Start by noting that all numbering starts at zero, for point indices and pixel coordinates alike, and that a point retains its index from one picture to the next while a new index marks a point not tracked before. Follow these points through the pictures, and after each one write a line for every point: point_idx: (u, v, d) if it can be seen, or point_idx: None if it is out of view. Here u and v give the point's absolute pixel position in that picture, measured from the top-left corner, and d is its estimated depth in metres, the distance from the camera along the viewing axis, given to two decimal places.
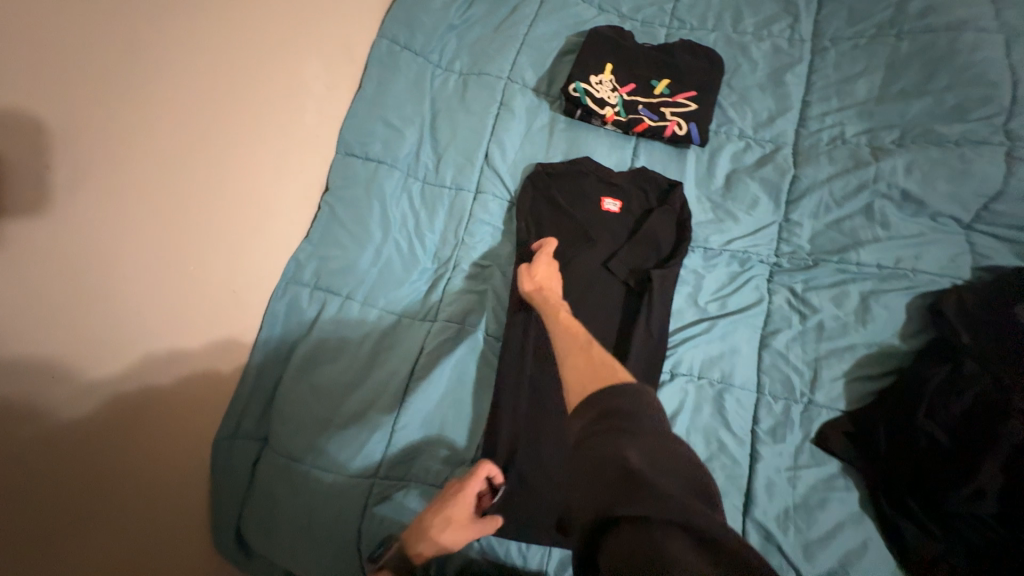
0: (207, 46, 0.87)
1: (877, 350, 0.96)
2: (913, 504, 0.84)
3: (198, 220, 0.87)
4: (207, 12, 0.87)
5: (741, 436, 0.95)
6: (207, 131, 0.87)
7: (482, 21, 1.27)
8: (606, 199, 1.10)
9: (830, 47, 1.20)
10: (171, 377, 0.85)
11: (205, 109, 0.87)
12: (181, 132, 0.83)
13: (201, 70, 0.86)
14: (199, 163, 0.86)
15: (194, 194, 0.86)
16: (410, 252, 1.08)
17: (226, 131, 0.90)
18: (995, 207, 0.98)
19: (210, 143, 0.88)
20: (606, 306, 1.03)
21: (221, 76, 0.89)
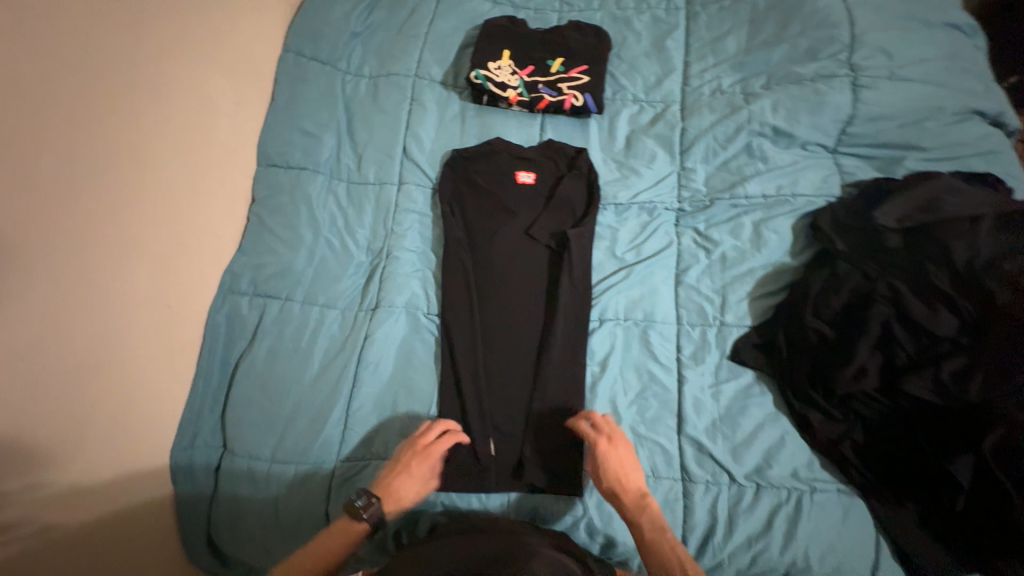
0: (110, 69, 0.89)
1: (773, 269, 1.08)
2: (815, 395, 0.94)
3: (123, 240, 0.89)
4: (106, 37, 0.89)
5: (667, 365, 1.05)
6: (121, 152, 0.90)
7: (384, 26, 1.34)
8: (521, 172, 1.18)
9: (701, 11, 1.32)
10: (117, 394, 0.88)
11: (116, 132, 0.89)
12: (96, 157, 0.86)
13: (108, 95, 0.89)
14: (116, 185, 0.89)
15: (116, 216, 0.88)
16: (343, 248, 1.13)
17: (140, 152, 0.93)
18: (851, 129, 1.12)
19: (126, 166, 0.90)
20: (532, 269, 1.11)
21: (129, 99, 0.92)
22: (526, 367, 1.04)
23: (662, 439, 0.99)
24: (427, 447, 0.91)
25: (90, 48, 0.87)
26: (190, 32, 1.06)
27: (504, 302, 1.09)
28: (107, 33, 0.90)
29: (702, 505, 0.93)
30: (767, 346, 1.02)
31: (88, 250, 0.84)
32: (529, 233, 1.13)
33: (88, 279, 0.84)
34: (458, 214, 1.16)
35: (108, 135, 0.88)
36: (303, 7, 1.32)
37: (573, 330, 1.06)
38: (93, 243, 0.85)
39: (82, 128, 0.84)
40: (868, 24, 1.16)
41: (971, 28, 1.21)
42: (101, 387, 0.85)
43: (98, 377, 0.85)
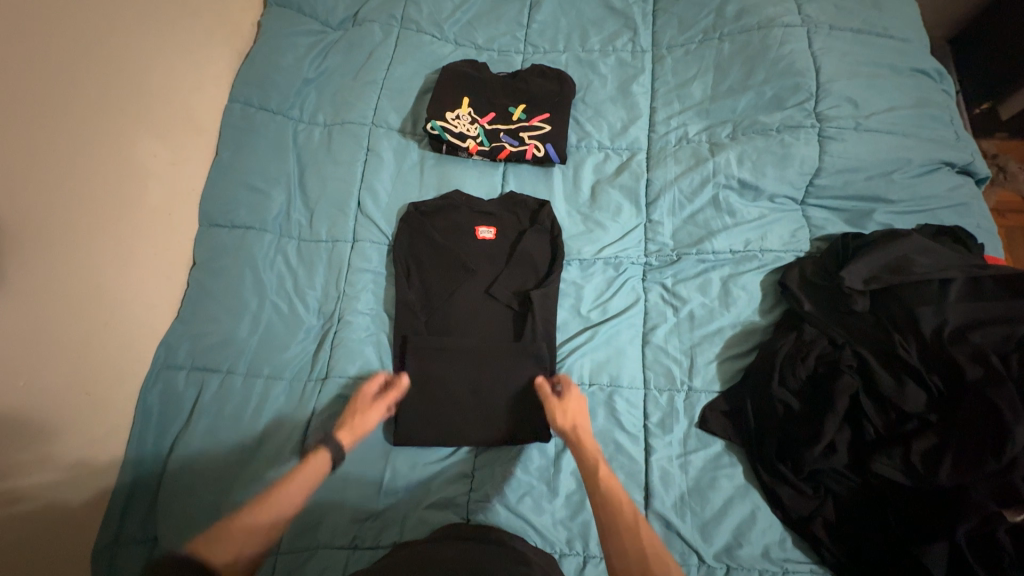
0: (31, 141, 0.81)
1: (742, 328, 1.04)
2: (785, 469, 0.89)
3: (40, 327, 0.81)
4: (27, 104, 0.81)
5: (634, 433, 1.00)
6: (41, 231, 0.82)
7: (339, 71, 1.28)
8: (482, 228, 1.14)
9: (667, 54, 1.28)
10: (37, 491, 0.81)
11: (37, 211, 0.81)
12: (12, 242, 0.78)
13: (21, 170, 0.79)
14: (34, 268, 0.81)
15: (32, 304, 0.80)
16: (292, 313, 1.07)
17: (62, 228, 0.85)
18: (819, 182, 1.08)
19: (45, 245, 0.83)
20: (492, 332, 1.07)
21: (51, 172, 0.84)
22: (484, 439, 0.99)
23: None
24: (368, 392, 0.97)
25: (11, 120, 0.78)
26: (120, 87, 0.98)
27: (463, 368, 1.02)
28: (25, 98, 0.81)
29: None
30: (734, 412, 0.98)
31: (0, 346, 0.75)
32: (490, 292, 1.09)
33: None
34: (415, 272, 1.11)
35: (26, 217, 0.80)
36: (252, 52, 1.26)
37: (536, 398, 1.01)
38: (6, 338, 0.76)
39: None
40: (834, 72, 1.13)
41: (938, 73, 1.19)
42: (15, 488, 0.78)
43: (9, 481, 0.76)
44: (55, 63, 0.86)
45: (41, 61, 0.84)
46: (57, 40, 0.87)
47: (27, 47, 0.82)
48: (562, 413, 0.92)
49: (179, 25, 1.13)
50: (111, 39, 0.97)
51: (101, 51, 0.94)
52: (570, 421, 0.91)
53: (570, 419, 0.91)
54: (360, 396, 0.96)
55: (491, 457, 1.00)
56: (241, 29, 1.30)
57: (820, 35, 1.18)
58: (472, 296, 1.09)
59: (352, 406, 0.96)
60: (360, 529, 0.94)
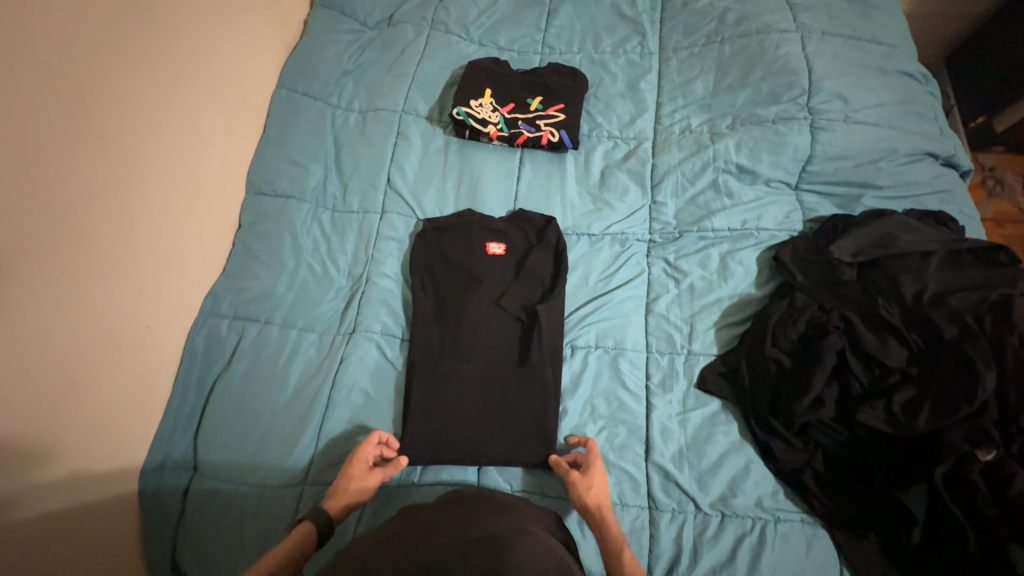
0: (117, 102, 0.95)
1: (738, 299, 1.12)
2: (777, 423, 0.96)
3: (112, 262, 0.92)
4: (114, 72, 0.95)
5: (636, 391, 1.07)
6: (117, 179, 0.94)
7: (374, 65, 1.42)
8: (493, 244, 1.21)
9: (672, 56, 1.41)
10: (99, 408, 0.90)
11: (115, 163, 0.94)
12: (93, 185, 0.90)
13: (106, 126, 0.92)
14: (110, 210, 0.93)
15: (105, 241, 0.92)
16: (325, 274, 1.17)
17: (134, 180, 0.97)
18: (811, 168, 1.18)
19: (119, 192, 0.94)
20: (501, 344, 1.12)
21: (128, 130, 0.97)
22: (490, 447, 1.02)
23: (630, 466, 1.00)
24: (364, 456, 0.94)
25: (100, 83, 0.92)
26: (188, 66, 1.11)
27: (476, 339, 1.12)
28: (111, 66, 0.94)
29: (668, 534, 0.94)
30: (731, 374, 1.05)
31: (78, 272, 0.86)
32: (499, 303, 1.15)
33: (74, 301, 0.86)
34: (428, 283, 1.17)
35: (107, 165, 0.92)
36: (298, 46, 1.41)
37: (545, 355, 1.09)
38: (83, 266, 0.87)
39: (75, 155, 0.87)
40: (826, 72, 1.24)
41: (923, 76, 1.29)
42: (83, 401, 0.87)
43: (78, 394, 0.86)
44: (136, 41, 1.00)
45: (128, 36, 0.98)
46: (139, 20, 1.01)
47: (117, 24, 0.96)
48: (583, 495, 0.90)
49: (238, 17, 1.27)
50: (183, 25, 1.11)
51: (175, 33, 1.09)
52: (595, 501, 0.89)
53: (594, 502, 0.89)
54: (357, 461, 0.93)
55: (496, 468, 1.02)
56: (289, 26, 1.45)
57: (813, 40, 1.29)
58: (481, 309, 1.14)
59: (347, 472, 0.92)
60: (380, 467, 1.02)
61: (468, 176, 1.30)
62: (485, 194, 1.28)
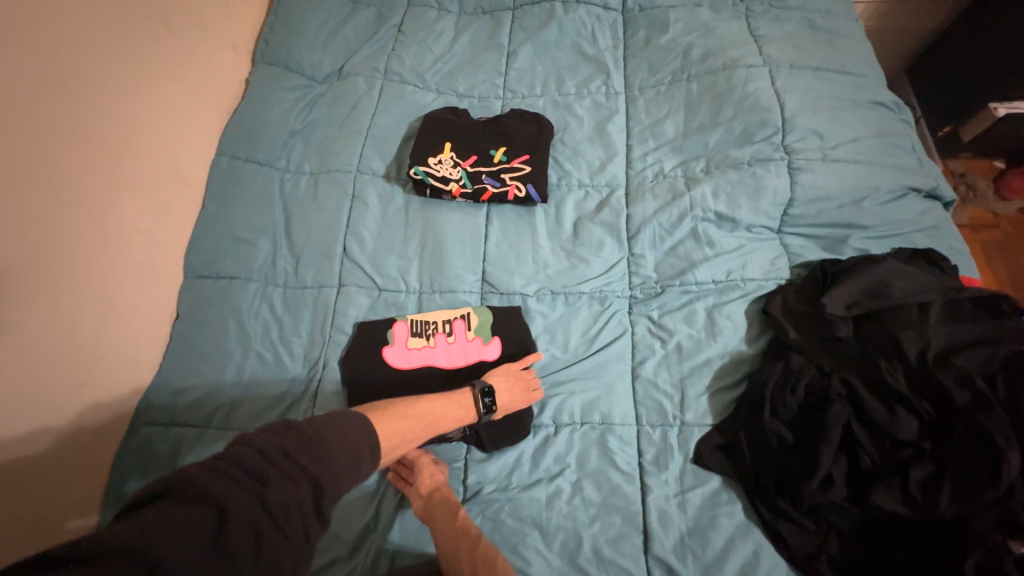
0: (39, 200, 0.88)
1: (730, 358, 1.04)
2: (784, 504, 0.87)
3: (27, 381, 0.84)
4: (37, 167, 0.89)
5: (628, 472, 0.97)
6: (40, 285, 0.87)
7: (325, 122, 1.33)
8: (439, 343, 1.07)
9: (639, 95, 1.35)
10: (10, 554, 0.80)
11: (36, 266, 0.87)
12: (12, 296, 0.83)
13: (29, 230, 0.86)
14: (31, 319, 0.85)
15: (25, 357, 0.84)
16: (277, 362, 1.06)
17: (58, 282, 0.90)
18: (793, 212, 1.12)
19: (43, 299, 0.87)
20: (442, 517, 0.87)
21: (53, 230, 0.90)
22: None
23: (628, 562, 0.89)
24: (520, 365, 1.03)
25: (23, 183, 0.86)
26: (117, 149, 1.04)
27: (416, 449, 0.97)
28: (35, 162, 0.88)
29: None
30: (730, 447, 0.96)
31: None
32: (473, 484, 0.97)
33: None
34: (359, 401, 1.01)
35: (32, 271, 0.86)
36: (239, 108, 1.31)
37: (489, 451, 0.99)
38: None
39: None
40: (798, 107, 1.19)
41: (896, 105, 1.25)
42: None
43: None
44: (65, 133, 0.94)
45: (54, 130, 0.92)
46: (65, 109, 0.95)
47: (45, 119, 0.91)
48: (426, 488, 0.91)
49: (177, 87, 1.20)
50: (113, 104, 1.04)
51: (110, 122, 1.03)
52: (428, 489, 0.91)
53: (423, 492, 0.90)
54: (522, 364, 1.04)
55: None
56: (229, 86, 1.36)
57: (781, 74, 1.25)
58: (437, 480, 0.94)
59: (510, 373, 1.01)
60: None
61: (431, 237, 1.20)
62: (451, 257, 1.17)
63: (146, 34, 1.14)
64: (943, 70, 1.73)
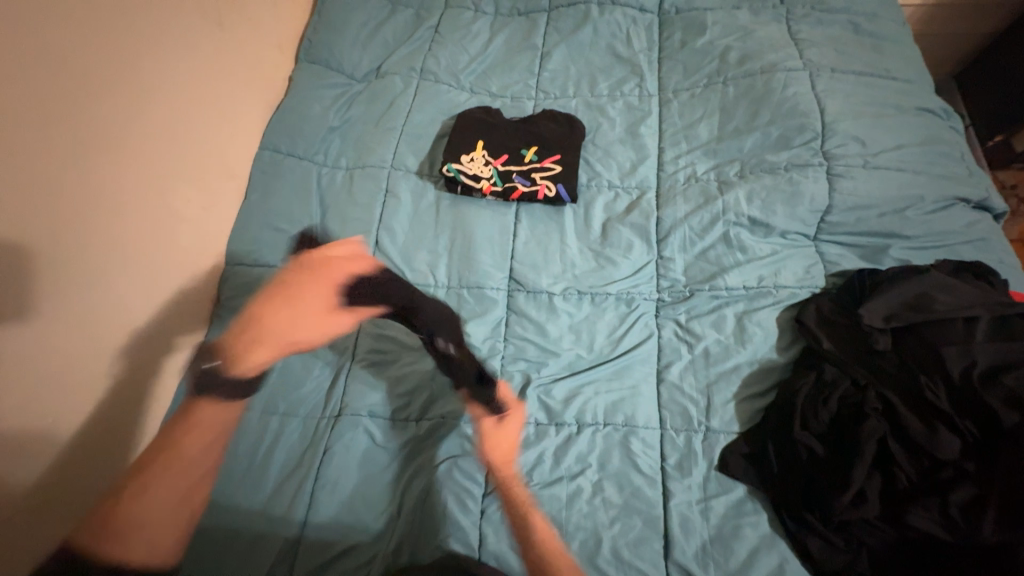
0: (98, 186, 0.95)
1: (759, 366, 1.02)
2: (812, 518, 0.85)
3: (79, 353, 0.90)
4: (98, 155, 0.95)
5: (650, 475, 0.96)
6: (94, 265, 0.93)
7: (362, 119, 1.37)
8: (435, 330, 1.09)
9: (673, 98, 1.34)
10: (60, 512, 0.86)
11: (91, 247, 0.93)
12: (69, 274, 0.89)
13: (88, 211, 0.92)
14: (84, 297, 0.92)
15: (77, 331, 0.90)
16: (309, 348, 1.09)
17: (110, 264, 0.96)
18: (830, 219, 1.09)
19: (96, 278, 0.94)
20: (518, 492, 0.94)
21: (108, 215, 0.96)
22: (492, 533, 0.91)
23: (648, 566, 0.88)
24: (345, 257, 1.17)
25: (85, 169, 0.92)
26: (170, 140, 1.10)
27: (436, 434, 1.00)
28: (96, 150, 0.95)
29: None
30: (756, 456, 0.94)
31: (47, 367, 0.85)
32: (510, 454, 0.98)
33: (14, 409, 0.80)
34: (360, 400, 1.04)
35: (87, 252, 0.92)
36: (282, 104, 1.37)
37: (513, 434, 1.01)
38: (53, 357, 0.86)
39: (24, 254, 0.82)
40: (839, 112, 1.16)
41: (945, 111, 1.21)
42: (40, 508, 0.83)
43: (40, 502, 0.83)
44: (125, 123, 1.00)
45: (115, 120, 0.98)
46: (127, 100, 1.01)
47: (108, 110, 0.97)
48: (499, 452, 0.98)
49: (226, 82, 1.26)
50: (168, 97, 1.10)
51: (165, 114, 1.09)
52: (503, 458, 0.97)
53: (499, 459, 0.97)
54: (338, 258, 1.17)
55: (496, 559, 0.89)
56: (272, 83, 1.41)
57: (823, 78, 1.22)
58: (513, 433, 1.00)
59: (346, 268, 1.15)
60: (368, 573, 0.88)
61: (461, 234, 1.22)
62: (479, 253, 1.19)
63: (202, 32, 1.20)
64: (997, 77, 1.65)
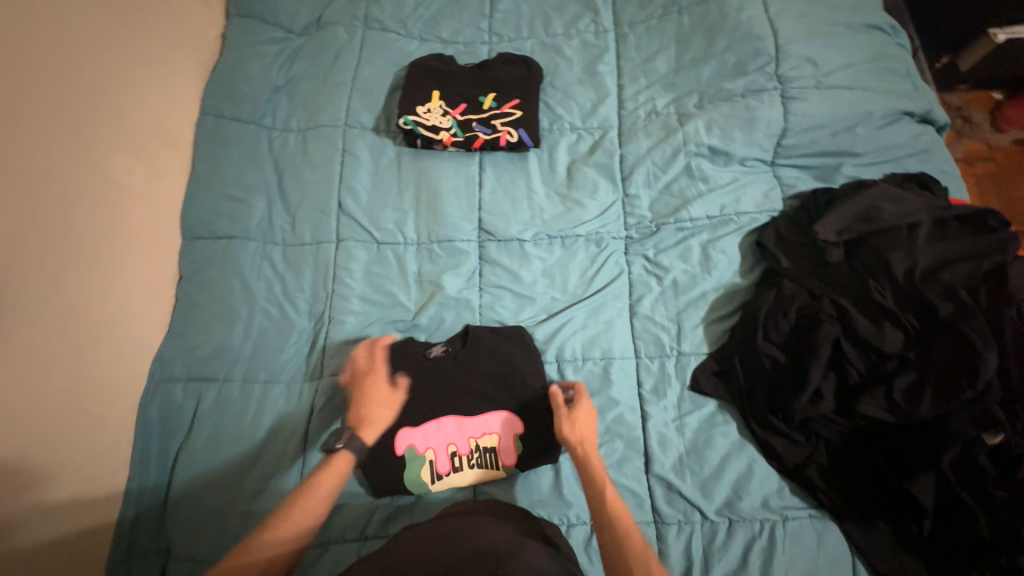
0: (27, 159, 0.87)
1: (725, 291, 1.07)
2: (775, 420, 0.93)
3: (41, 339, 0.86)
4: (20, 126, 0.87)
5: (629, 401, 1.01)
6: (40, 246, 0.88)
7: (308, 76, 1.29)
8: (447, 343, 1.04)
9: (629, 31, 1.30)
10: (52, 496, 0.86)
11: (33, 226, 0.87)
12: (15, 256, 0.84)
13: (22, 188, 0.86)
14: (34, 280, 0.86)
15: (36, 316, 0.86)
16: (283, 317, 1.08)
17: (57, 243, 0.91)
18: (786, 142, 1.11)
19: (45, 259, 0.88)
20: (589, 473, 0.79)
21: (45, 191, 0.90)
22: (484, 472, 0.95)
23: (631, 482, 0.95)
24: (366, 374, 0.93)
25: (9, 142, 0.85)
26: (99, 108, 1.02)
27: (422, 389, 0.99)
28: (18, 120, 0.87)
29: (676, 549, 0.90)
30: (725, 372, 1.00)
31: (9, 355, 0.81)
32: (538, 415, 0.97)
33: None
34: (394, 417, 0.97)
35: (30, 232, 0.86)
36: (220, 65, 1.27)
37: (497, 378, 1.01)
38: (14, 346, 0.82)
39: None
40: (792, 34, 1.16)
41: (892, 27, 1.22)
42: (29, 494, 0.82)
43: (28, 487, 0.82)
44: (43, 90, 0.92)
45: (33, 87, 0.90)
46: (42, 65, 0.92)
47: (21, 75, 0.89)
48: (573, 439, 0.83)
49: (151, 42, 1.16)
50: (88, 60, 1.01)
51: (87, 79, 1.00)
52: (578, 435, 0.84)
53: (577, 436, 0.84)
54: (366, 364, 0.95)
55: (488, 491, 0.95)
56: (203, 42, 1.30)
57: None
58: (591, 426, 0.86)
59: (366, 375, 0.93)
60: (369, 518, 0.94)
61: (426, 189, 1.19)
62: (446, 206, 1.18)
63: None
64: None
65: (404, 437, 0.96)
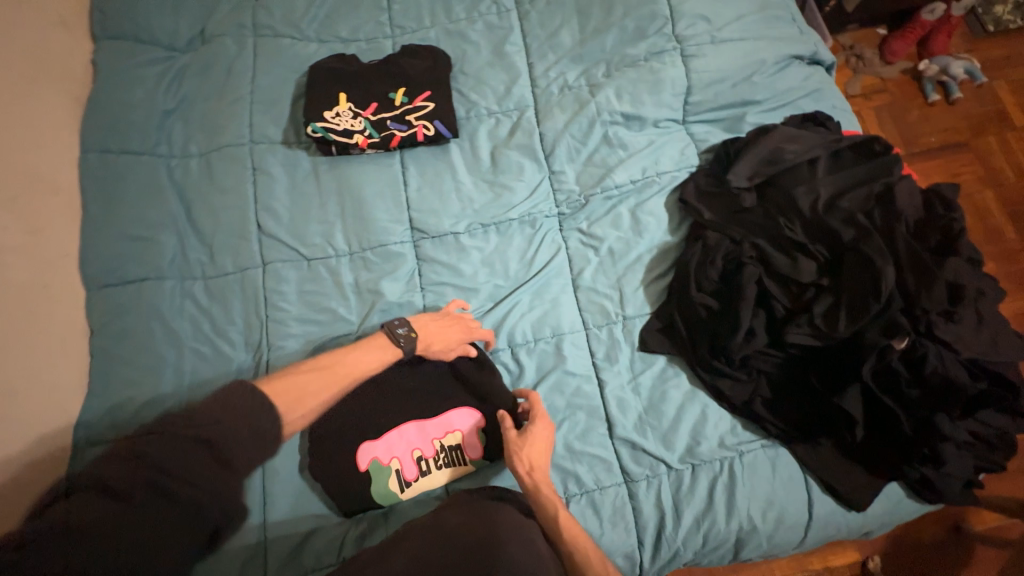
0: None
1: (658, 251, 1.10)
2: (718, 363, 0.97)
3: None
4: None
5: (585, 372, 1.03)
6: None
7: (200, 95, 1.21)
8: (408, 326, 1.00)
9: (530, 8, 1.29)
10: None
11: None
12: None
13: None
14: None
15: None
16: (216, 353, 1.02)
17: None
18: (693, 99, 1.15)
19: None
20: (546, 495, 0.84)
21: None
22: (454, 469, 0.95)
23: (597, 449, 0.98)
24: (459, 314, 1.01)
25: None
26: None
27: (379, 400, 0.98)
28: None
29: (647, 502, 0.94)
30: (669, 327, 1.04)
31: None
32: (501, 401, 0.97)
33: None
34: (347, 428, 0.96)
35: None
36: (95, 94, 1.16)
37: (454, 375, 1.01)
38: None
39: None
40: None
41: None
42: None
43: None
44: None
45: None
46: None
47: None
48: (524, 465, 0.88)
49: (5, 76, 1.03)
50: None
51: None
52: (529, 463, 0.87)
53: (526, 464, 0.87)
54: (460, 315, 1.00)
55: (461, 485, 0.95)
56: (71, 71, 1.17)
57: None
58: (544, 452, 0.89)
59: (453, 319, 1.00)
60: (344, 538, 0.91)
61: (349, 196, 1.15)
62: (373, 211, 1.14)
63: None
64: None
65: (367, 451, 0.94)
